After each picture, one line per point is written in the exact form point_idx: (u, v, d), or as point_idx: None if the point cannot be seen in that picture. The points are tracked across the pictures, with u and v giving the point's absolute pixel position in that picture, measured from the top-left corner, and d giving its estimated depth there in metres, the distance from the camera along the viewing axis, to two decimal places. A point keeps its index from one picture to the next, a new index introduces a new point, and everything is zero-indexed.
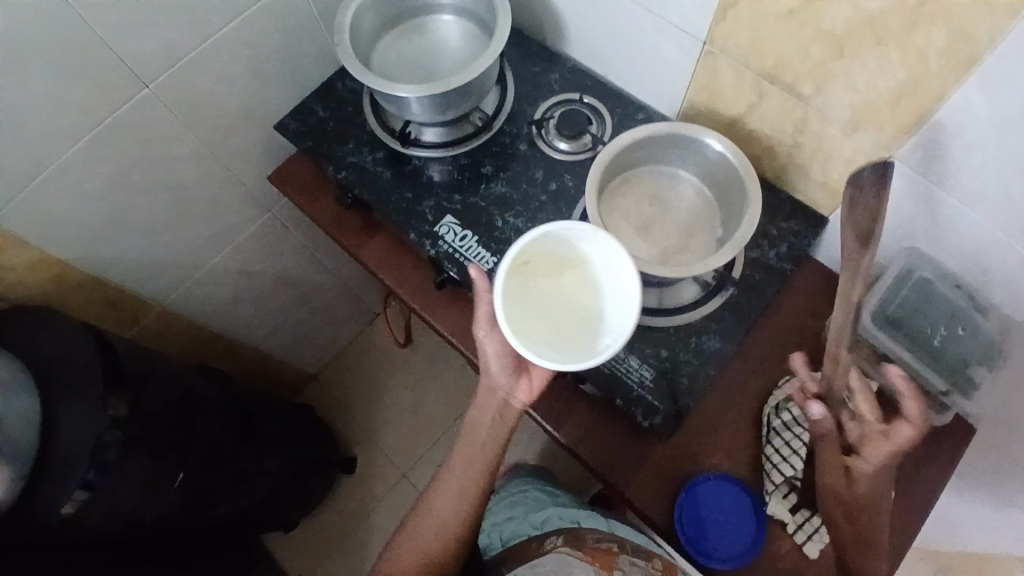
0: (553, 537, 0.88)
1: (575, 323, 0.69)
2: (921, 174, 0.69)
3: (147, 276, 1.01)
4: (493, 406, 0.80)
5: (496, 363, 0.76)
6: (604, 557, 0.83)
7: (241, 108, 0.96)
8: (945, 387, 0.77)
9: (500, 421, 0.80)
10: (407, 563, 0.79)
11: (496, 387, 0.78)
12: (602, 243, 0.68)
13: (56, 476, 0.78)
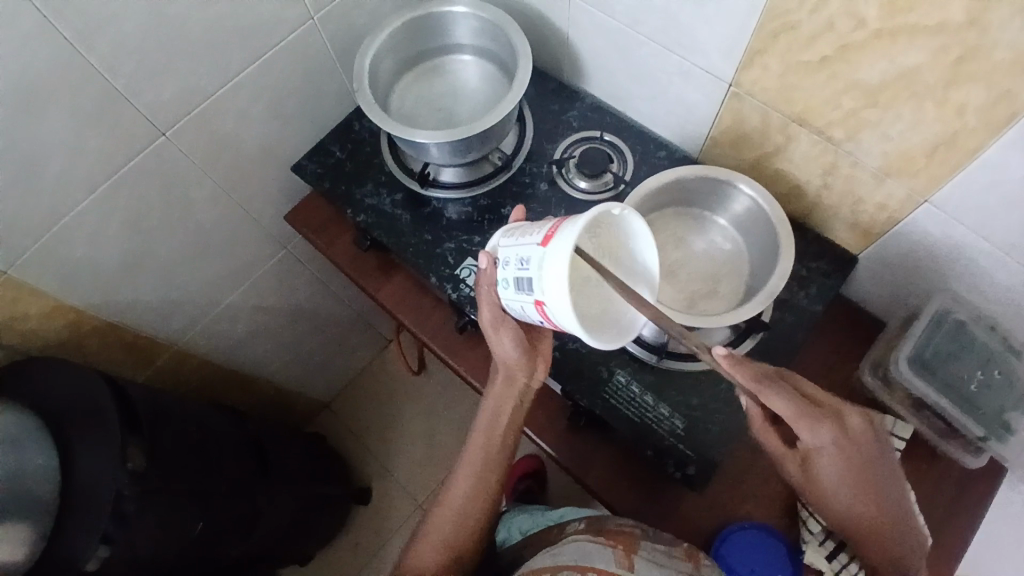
0: (575, 522, 0.74)
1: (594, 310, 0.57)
2: (958, 222, 0.68)
3: (163, 317, 1.00)
4: (512, 391, 0.74)
5: (512, 351, 0.71)
6: (625, 539, 0.67)
7: (258, 150, 0.95)
8: (982, 433, 0.76)
9: (519, 410, 0.75)
10: (426, 555, 0.73)
11: (513, 371, 0.73)
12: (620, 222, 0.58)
13: (76, 530, 0.77)
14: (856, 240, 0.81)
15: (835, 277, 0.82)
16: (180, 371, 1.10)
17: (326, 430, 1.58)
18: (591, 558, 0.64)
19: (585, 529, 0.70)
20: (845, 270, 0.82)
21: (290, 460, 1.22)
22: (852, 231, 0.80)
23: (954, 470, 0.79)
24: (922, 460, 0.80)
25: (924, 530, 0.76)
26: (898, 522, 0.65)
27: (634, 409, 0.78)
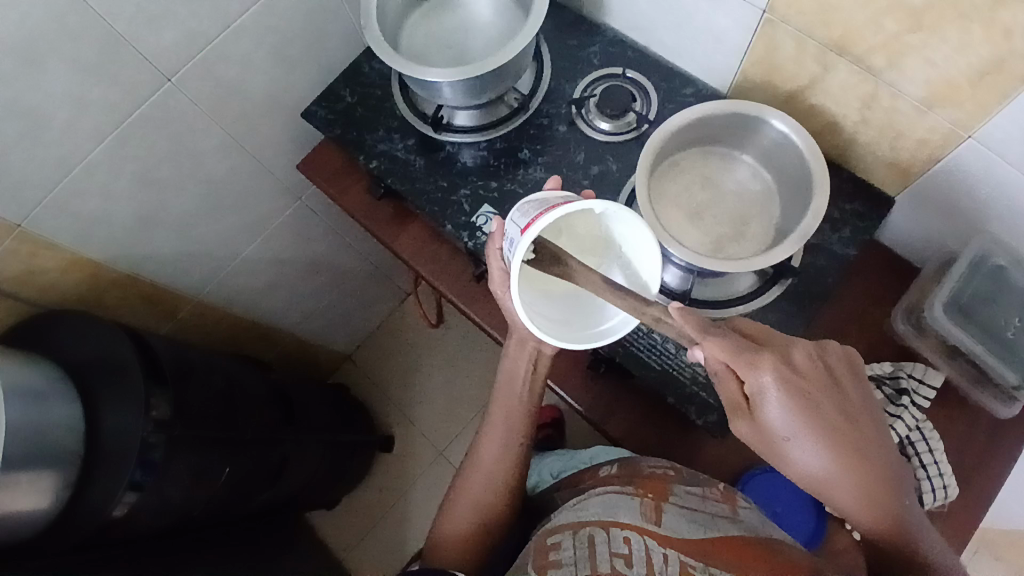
0: (605, 467, 0.74)
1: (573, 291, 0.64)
2: (1004, 158, 0.63)
3: (180, 270, 1.00)
4: (527, 357, 0.73)
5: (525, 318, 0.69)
6: (656, 486, 0.66)
7: (267, 95, 0.92)
8: (1016, 381, 0.73)
9: (535, 375, 0.75)
10: (461, 518, 0.74)
11: (527, 337, 0.72)
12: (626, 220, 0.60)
13: (105, 479, 0.79)
14: (894, 177, 0.76)
15: (869, 219, 0.78)
16: (201, 324, 1.11)
17: (348, 380, 1.60)
18: (617, 511, 0.62)
19: (615, 479, 0.69)
20: (881, 210, 0.78)
21: (312, 407, 1.23)
22: (889, 168, 0.75)
23: (986, 417, 0.77)
24: (953, 407, 0.77)
25: (950, 477, 0.73)
26: (890, 474, 0.57)
27: (655, 356, 0.77)
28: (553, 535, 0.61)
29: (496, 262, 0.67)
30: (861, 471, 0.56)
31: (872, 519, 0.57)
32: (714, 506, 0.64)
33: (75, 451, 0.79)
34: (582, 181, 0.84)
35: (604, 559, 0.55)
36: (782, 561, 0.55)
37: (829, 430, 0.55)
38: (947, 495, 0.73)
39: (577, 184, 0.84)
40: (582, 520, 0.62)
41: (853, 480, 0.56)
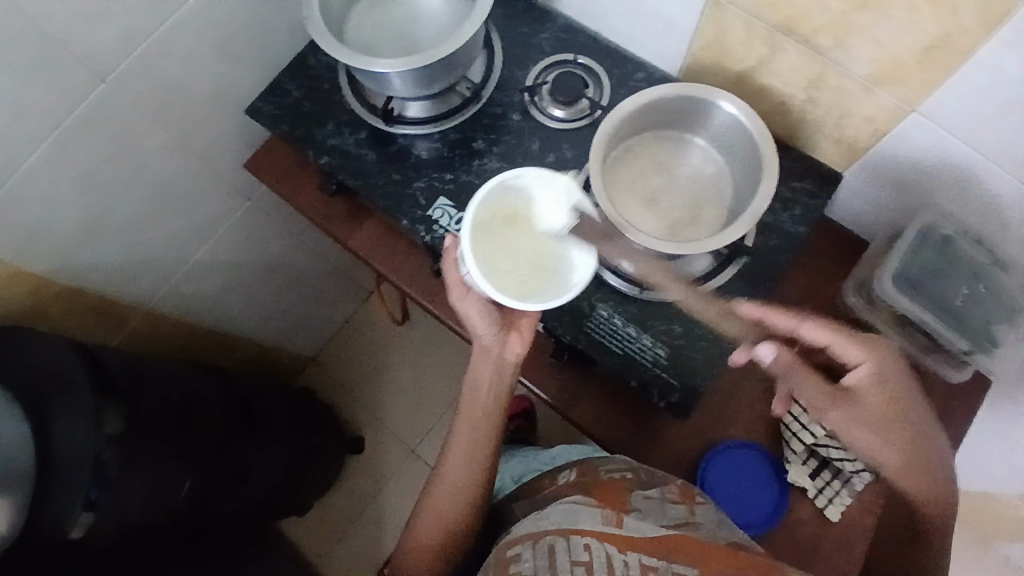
0: (565, 471, 0.76)
1: (538, 275, 0.67)
2: (947, 130, 0.65)
3: (130, 278, 0.96)
4: (490, 367, 0.73)
5: (482, 322, 0.71)
6: (614, 494, 0.67)
7: (211, 92, 0.88)
8: (966, 347, 0.74)
9: (498, 382, 0.74)
10: (427, 538, 0.73)
11: (488, 347, 0.72)
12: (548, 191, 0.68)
13: (59, 495, 0.76)
14: (842, 155, 0.77)
15: (820, 196, 0.79)
16: (155, 333, 1.07)
17: (314, 383, 1.57)
18: (577, 518, 0.62)
19: (575, 488, 0.70)
20: (830, 187, 0.79)
21: (276, 413, 1.20)
22: (837, 146, 0.77)
23: (938, 385, 0.79)
24: None
25: None
26: (932, 444, 0.62)
27: (616, 341, 0.77)
28: (514, 546, 0.61)
29: (452, 268, 0.69)
30: (901, 435, 0.61)
31: (920, 484, 0.62)
32: (672, 511, 0.66)
33: (24, 472, 0.76)
34: (538, 170, 0.83)
35: (565, 568, 0.55)
36: (740, 555, 0.56)
37: (876, 397, 0.62)
38: None
39: None
40: (542, 529, 0.61)
41: (890, 443, 0.61)
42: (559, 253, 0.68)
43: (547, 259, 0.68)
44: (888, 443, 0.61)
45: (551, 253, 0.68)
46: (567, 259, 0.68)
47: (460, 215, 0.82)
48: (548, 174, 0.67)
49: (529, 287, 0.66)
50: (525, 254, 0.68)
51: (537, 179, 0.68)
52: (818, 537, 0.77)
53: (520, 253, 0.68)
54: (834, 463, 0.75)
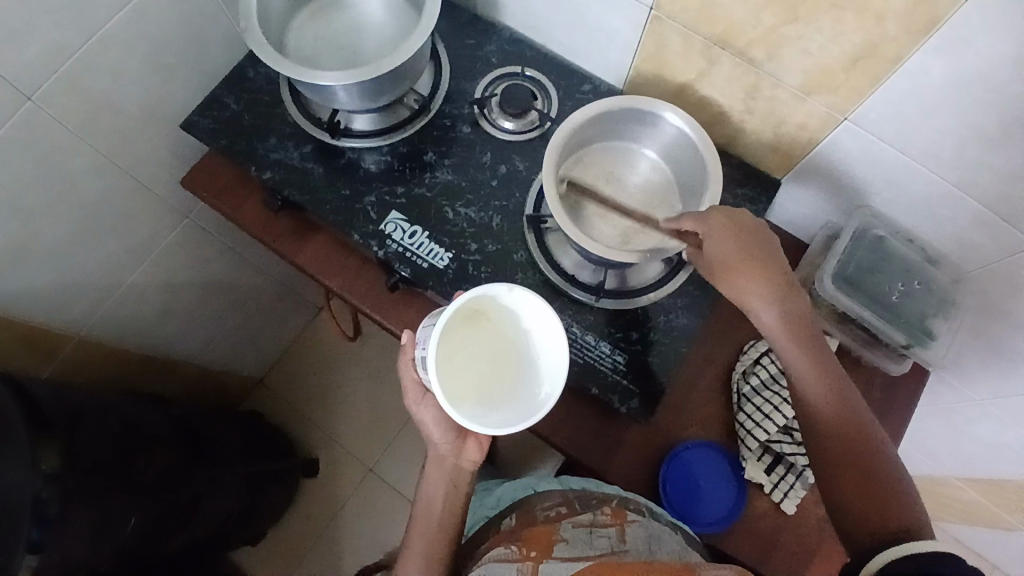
0: (507, 518, 0.75)
1: (501, 379, 0.67)
2: (875, 134, 0.69)
3: (59, 306, 0.90)
4: (445, 476, 0.76)
5: (437, 429, 0.74)
6: (541, 535, 0.67)
7: (142, 107, 0.84)
8: (905, 340, 0.78)
9: (454, 494, 0.76)
10: None
11: (444, 455, 0.76)
12: (519, 302, 0.66)
13: None
14: (780, 161, 0.81)
15: (761, 201, 0.82)
16: (88, 364, 1.00)
17: (262, 406, 1.51)
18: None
19: (508, 535, 0.70)
20: (771, 192, 0.82)
21: (223, 441, 1.15)
22: (775, 153, 0.80)
23: (879, 377, 0.82)
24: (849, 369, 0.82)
25: None
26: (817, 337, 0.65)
27: (576, 349, 0.78)
28: None
29: (408, 369, 0.74)
30: (787, 303, 0.65)
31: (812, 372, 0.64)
32: (601, 537, 0.66)
33: None
34: (490, 182, 0.83)
35: None
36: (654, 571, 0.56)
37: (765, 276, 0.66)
38: None
39: (485, 185, 0.83)
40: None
41: (781, 312, 0.65)
42: (524, 365, 0.67)
43: (512, 366, 0.67)
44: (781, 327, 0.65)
45: (516, 360, 0.67)
46: (532, 366, 0.67)
47: (414, 228, 0.81)
48: (525, 294, 0.65)
49: (490, 396, 0.66)
50: (490, 356, 0.67)
51: (511, 296, 0.66)
52: (779, 527, 0.80)
53: (480, 357, 0.67)
54: (788, 457, 0.79)
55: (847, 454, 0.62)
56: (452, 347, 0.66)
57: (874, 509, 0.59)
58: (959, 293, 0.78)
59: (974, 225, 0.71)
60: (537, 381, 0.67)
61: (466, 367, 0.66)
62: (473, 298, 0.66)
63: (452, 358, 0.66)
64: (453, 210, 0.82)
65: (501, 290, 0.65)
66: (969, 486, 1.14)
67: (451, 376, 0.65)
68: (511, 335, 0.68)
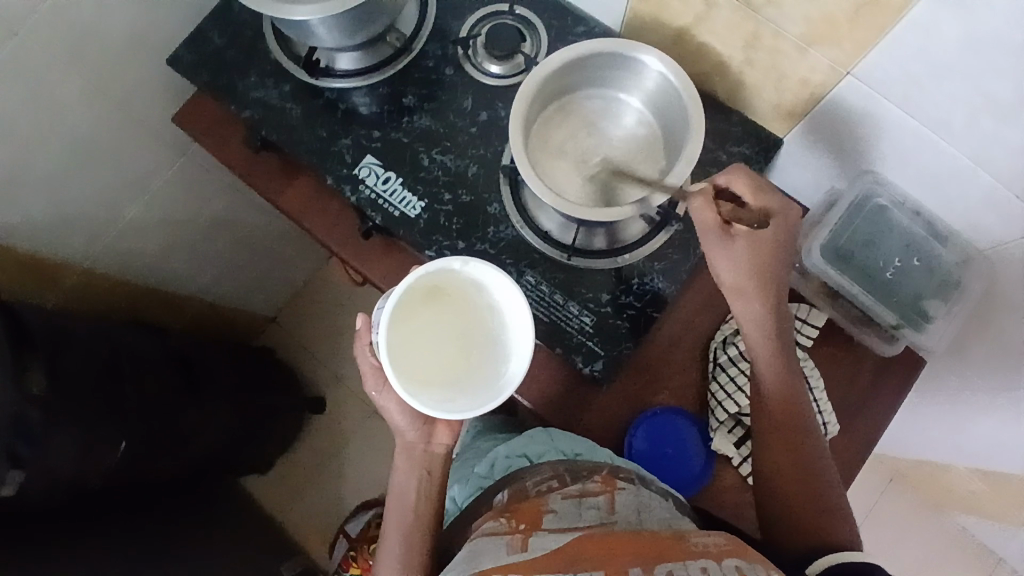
0: (498, 495, 0.67)
1: (469, 357, 0.66)
2: (880, 94, 0.62)
3: (60, 235, 0.93)
4: (417, 466, 0.74)
5: (402, 417, 0.73)
6: (529, 509, 0.58)
7: (129, 39, 0.84)
8: (895, 321, 0.73)
9: (428, 482, 0.74)
10: None
11: (413, 443, 0.74)
12: (477, 271, 0.65)
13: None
14: (781, 119, 0.74)
15: (757, 162, 0.76)
16: (93, 292, 1.05)
17: (273, 343, 1.56)
18: (480, 560, 0.52)
19: (494, 511, 0.61)
20: (769, 153, 0.76)
21: (220, 373, 1.19)
22: (776, 110, 0.74)
23: (871, 358, 0.77)
24: (838, 349, 0.77)
25: (829, 415, 0.74)
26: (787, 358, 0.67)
27: (543, 307, 0.76)
28: None
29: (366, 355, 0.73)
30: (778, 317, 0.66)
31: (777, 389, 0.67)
32: (591, 509, 0.58)
33: None
34: (469, 129, 0.80)
35: None
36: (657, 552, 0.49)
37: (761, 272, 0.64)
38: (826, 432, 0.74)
39: (464, 132, 0.80)
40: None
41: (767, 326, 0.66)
42: (493, 341, 0.66)
43: (480, 343, 0.66)
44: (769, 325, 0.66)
45: (484, 338, 0.66)
46: (501, 340, 0.66)
47: (387, 174, 0.79)
48: (483, 264, 0.64)
49: (457, 374, 0.65)
50: (456, 335, 0.67)
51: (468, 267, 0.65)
52: (742, 501, 0.78)
53: (446, 336, 0.66)
54: None
55: (799, 474, 0.65)
56: (415, 330, 0.66)
57: (817, 524, 0.63)
58: (965, 275, 0.71)
59: (985, 200, 0.64)
60: (506, 355, 0.65)
61: (428, 349, 0.66)
62: (429, 275, 0.65)
63: (419, 344, 0.65)
64: (429, 157, 0.79)
65: (455, 263, 0.64)
66: (977, 477, 1.07)
67: (414, 361, 0.65)
68: (478, 309, 0.67)
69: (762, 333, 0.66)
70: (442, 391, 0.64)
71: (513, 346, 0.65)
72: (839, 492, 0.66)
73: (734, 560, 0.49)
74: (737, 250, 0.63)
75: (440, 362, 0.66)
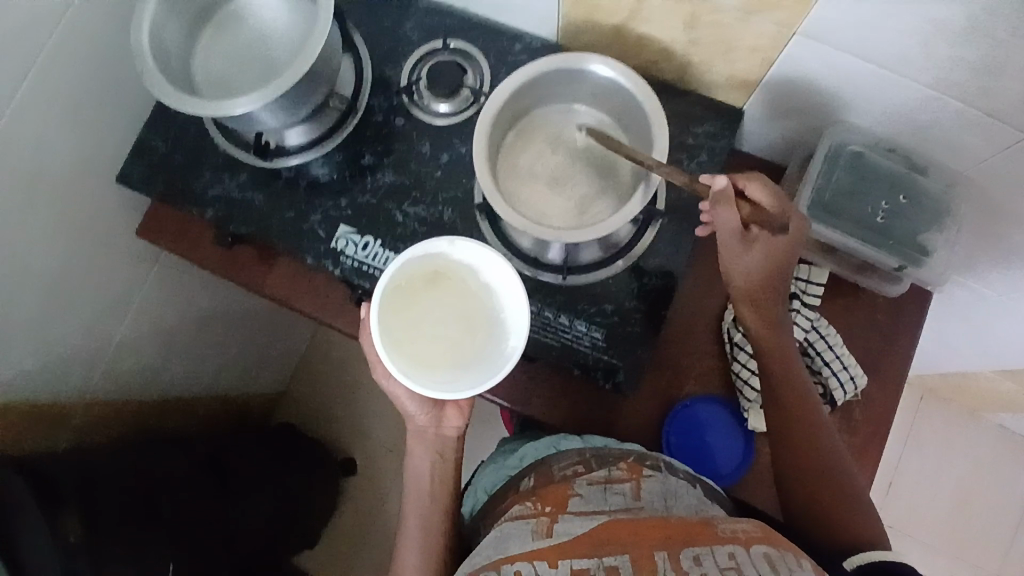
0: (525, 479, 0.65)
1: (469, 339, 0.67)
2: (831, 47, 0.62)
3: (57, 376, 0.92)
4: (430, 448, 0.74)
5: (412, 405, 0.71)
6: (554, 492, 0.58)
7: (74, 167, 0.82)
8: (896, 262, 0.72)
9: (441, 465, 0.74)
10: None
11: (424, 428, 0.73)
12: (467, 249, 0.67)
13: None
14: (738, 89, 0.74)
15: (725, 137, 0.75)
16: (104, 419, 1.03)
17: (290, 415, 1.55)
18: (506, 544, 0.53)
19: (520, 495, 0.61)
20: (734, 124, 0.75)
21: (248, 463, 1.17)
22: (731, 81, 0.73)
23: (881, 299, 0.78)
24: (845, 299, 0.78)
25: (856, 368, 0.75)
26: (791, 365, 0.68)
27: (552, 333, 0.75)
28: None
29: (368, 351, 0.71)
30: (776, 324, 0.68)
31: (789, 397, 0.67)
32: (616, 495, 0.57)
33: None
34: (434, 173, 0.79)
35: None
36: (681, 527, 0.50)
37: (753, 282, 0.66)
38: (857, 385, 0.75)
39: (430, 178, 0.79)
40: (473, 570, 0.52)
41: (768, 333, 0.68)
42: (491, 321, 0.67)
43: (481, 327, 0.67)
44: (775, 332, 0.68)
45: (484, 320, 0.68)
46: (498, 321, 0.67)
47: (365, 239, 0.78)
48: (470, 241, 0.66)
49: (460, 357, 0.66)
50: (454, 318, 0.67)
51: (457, 246, 0.67)
52: None
53: (444, 320, 0.67)
54: None
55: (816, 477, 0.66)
56: (411, 316, 0.66)
57: (836, 523, 0.64)
58: (954, 200, 0.72)
59: (959, 121, 0.64)
60: (505, 334, 0.67)
61: (426, 334, 0.66)
62: (422, 260, 0.67)
63: (416, 330, 0.66)
64: (402, 212, 0.78)
65: (443, 243, 0.66)
66: (1010, 377, 1.08)
67: (414, 346, 0.65)
68: (473, 291, 0.68)
69: (768, 331, 0.68)
70: (446, 376, 0.65)
71: (510, 321, 0.67)
72: (861, 487, 0.66)
73: (764, 546, 0.48)
74: (751, 257, 0.64)
75: (441, 345, 0.66)
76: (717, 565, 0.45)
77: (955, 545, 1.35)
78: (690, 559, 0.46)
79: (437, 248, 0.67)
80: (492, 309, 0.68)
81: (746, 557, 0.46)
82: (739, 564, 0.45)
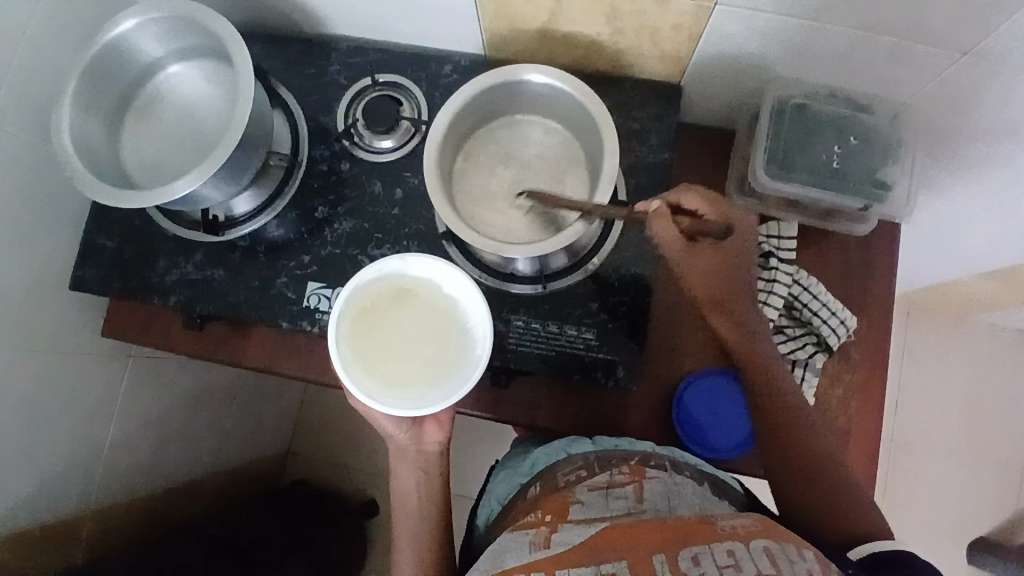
0: (531, 488, 0.65)
1: (439, 351, 0.66)
2: (753, 9, 0.62)
3: (56, 495, 0.89)
4: (412, 465, 0.73)
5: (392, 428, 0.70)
6: (556, 500, 0.58)
7: (24, 286, 0.79)
8: (861, 204, 0.73)
9: (428, 482, 0.74)
10: None
11: (405, 446, 0.73)
12: (422, 262, 0.66)
13: None
14: (670, 66, 0.74)
15: (668, 115, 0.75)
16: (112, 526, 1.00)
17: (302, 472, 1.52)
18: (504, 558, 0.52)
19: (526, 506, 0.61)
20: (676, 101, 0.76)
21: (267, 533, 1.14)
22: (662, 60, 0.73)
23: (852, 239, 0.79)
24: (818, 246, 0.79)
25: (843, 312, 0.76)
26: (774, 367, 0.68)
27: (544, 343, 0.75)
28: None
29: None
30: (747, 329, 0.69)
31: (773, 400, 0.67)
32: (617, 499, 0.57)
33: None
34: (392, 211, 0.77)
35: None
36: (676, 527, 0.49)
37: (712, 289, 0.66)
38: (848, 327, 0.76)
39: (388, 217, 0.77)
40: None
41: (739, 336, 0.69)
42: (459, 330, 0.66)
43: (451, 338, 0.66)
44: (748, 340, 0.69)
45: (454, 331, 0.66)
46: (466, 331, 0.66)
47: (337, 292, 0.77)
48: (416, 257, 0.66)
49: (432, 371, 0.65)
50: (422, 333, 0.66)
51: (411, 263, 0.66)
52: None
53: (410, 335, 0.66)
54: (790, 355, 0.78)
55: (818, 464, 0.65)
56: (378, 336, 0.65)
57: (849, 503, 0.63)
58: (901, 130, 0.72)
59: (889, 54, 0.65)
60: (474, 343, 0.65)
61: (395, 352, 0.65)
62: (383, 281, 0.67)
63: (385, 348, 0.65)
64: (367, 256, 0.77)
65: (396, 262, 0.66)
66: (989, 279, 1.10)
67: (382, 364, 0.64)
68: (436, 303, 0.67)
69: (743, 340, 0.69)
70: (419, 391, 0.64)
71: (477, 326, 0.66)
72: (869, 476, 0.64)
73: (764, 541, 0.47)
74: (706, 265, 0.65)
75: (411, 361, 0.65)
76: (716, 562, 0.44)
77: (972, 447, 1.38)
78: (689, 560, 0.45)
79: (393, 266, 0.66)
80: (457, 317, 0.67)
81: (746, 552, 0.45)
82: (738, 560, 0.44)
